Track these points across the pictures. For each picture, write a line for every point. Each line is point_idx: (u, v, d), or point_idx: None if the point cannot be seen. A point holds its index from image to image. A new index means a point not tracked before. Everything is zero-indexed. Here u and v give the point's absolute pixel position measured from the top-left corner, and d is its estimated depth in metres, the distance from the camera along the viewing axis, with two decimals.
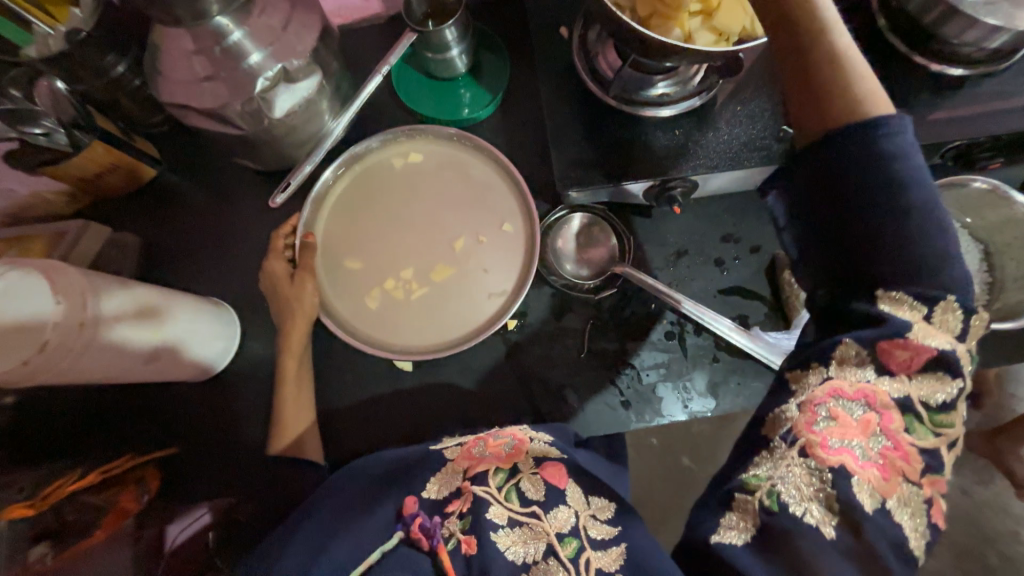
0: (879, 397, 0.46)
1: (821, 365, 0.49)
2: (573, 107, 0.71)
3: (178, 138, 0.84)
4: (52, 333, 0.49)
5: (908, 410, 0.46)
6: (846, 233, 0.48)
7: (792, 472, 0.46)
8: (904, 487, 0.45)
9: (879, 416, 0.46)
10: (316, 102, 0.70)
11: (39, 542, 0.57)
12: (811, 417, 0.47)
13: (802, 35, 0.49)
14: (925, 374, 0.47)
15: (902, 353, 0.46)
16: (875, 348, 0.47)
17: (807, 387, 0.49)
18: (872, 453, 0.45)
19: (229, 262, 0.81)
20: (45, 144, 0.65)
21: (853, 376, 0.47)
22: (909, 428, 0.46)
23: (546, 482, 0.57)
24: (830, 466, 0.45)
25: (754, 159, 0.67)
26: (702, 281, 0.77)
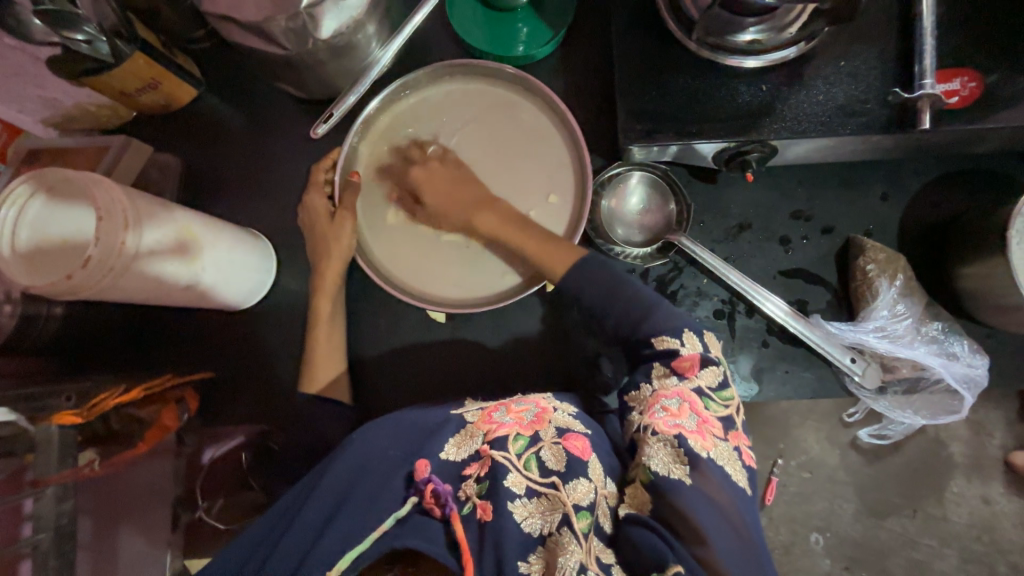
0: (683, 392, 0.53)
1: (645, 382, 0.56)
2: (646, 49, 0.63)
3: (219, 58, 0.80)
4: (94, 249, 0.48)
5: (702, 394, 0.53)
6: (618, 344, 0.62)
7: (655, 453, 0.49)
8: (717, 443, 0.50)
9: (689, 400, 0.52)
10: (364, 25, 0.63)
11: (88, 447, 0.59)
12: (648, 412, 0.53)
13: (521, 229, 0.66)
14: (707, 371, 0.55)
15: (684, 359, 0.55)
16: (670, 361, 0.56)
17: (642, 398, 0.55)
18: (690, 425, 0.50)
19: (267, 193, 0.79)
20: (87, 52, 0.62)
21: (665, 383, 0.54)
22: (708, 408, 0.52)
23: (568, 453, 0.52)
24: (672, 436, 0.49)
25: (849, 125, 0.59)
26: (763, 259, 0.70)
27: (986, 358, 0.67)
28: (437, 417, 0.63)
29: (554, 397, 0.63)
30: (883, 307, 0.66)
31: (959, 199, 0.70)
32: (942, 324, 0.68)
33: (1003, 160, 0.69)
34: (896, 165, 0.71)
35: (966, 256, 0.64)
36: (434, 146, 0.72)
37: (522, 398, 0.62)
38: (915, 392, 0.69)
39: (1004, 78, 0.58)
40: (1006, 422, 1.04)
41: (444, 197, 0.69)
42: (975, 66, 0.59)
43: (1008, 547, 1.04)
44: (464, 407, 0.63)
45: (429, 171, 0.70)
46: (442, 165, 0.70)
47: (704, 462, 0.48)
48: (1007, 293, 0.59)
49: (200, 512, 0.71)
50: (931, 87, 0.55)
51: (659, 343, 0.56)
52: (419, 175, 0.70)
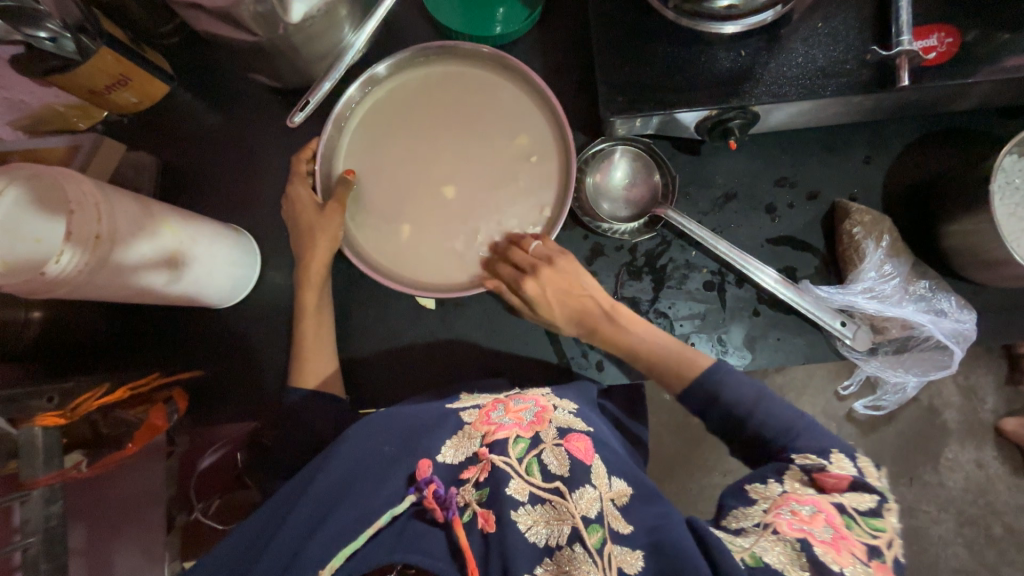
0: (824, 508, 0.48)
1: (776, 482, 0.52)
2: (623, 20, 0.62)
3: (190, 52, 0.78)
4: (69, 244, 0.47)
5: (842, 511, 0.47)
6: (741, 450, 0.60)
7: (774, 547, 0.44)
8: (861, 568, 0.42)
9: (826, 513, 0.47)
10: (335, 9, 0.62)
11: (74, 450, 0.59)
12: (773, 510, 0.49)
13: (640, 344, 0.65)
14: (851, 493, 0.49)
15: (830, 475, 0.51)
16: (810, 472, 0.52)
17: (767, 493, 0.51)
18: (826, 536, 0.45)
19: (247, 188, 0.77)
20: (52, 50, 0.61)
21: (798, 490, 0.50)
22: (848, 526, 0.46)
23: (570, 456, 0.53)
24: (795, 536, 0.45)
25: (829, 87, 0.59)
26: (750, 228, 0.70)
27: (973, 313, 0.67)
28: (434, 413, 0.61)
29: (555, 395, 0.64)
30: (871, 269, 0.67)
31: (940, 161, 0.70)
32: (929, 282, 0.68)
33: (981, 120, 0.69)
34: (878, 129, 0.71)
35: (950, 214, 0.64)
36: (535, 243, 0.66)
37: (520, 396, 0.62)
38: (905, 351, 0.70)
39: (980, 34, 0.58)
40: (997, 385, 1.05)
41: (562, 305, 0.67)
42: (952, 22, 0.59)
43: (1002, 508, 1.06)
44: (460, 402, 0.63)
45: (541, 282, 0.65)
46: (555, 273, 0.66)
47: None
48: (992, 248, 0.59)
49: (196, 513, 0.70)
50: (909, 43, 0.55)
51: (797, 458, 0.54)
52: (529, 288, 0.65)
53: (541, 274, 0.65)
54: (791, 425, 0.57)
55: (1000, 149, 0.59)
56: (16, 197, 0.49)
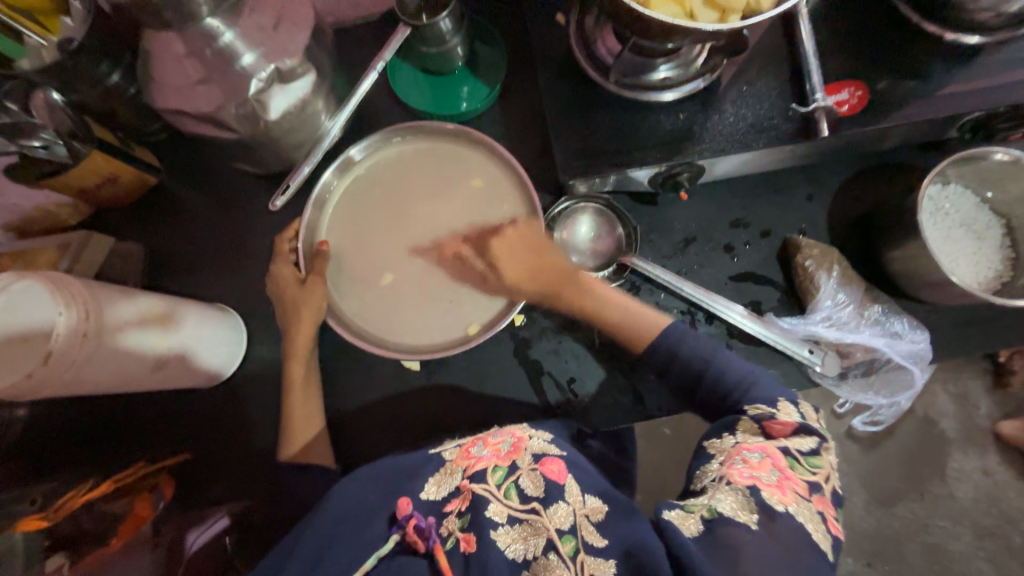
0: (773, 452, 0.53)
1: (729, 433, 0.58)
2: (574, 95, 0.69)
3: (177, 145, 0.84)
4: (56, 342, 0.48)
5: (787, 453, 0.53)
6: (707, 407, 0.65)
7: (728, 496, 0.49)
8: (802, 502, 0.49)
9: (771, 457, 0.52)
10: (311, 103, 0.69)
11: (55, 552, 0.55)
12: (728, 462, 0.54)
13: (606, 308, 0.68)
14: (794, 437, 0.55)
15: (776, 422, 0.57)
16: (759, 421, 0.58)
17: (723, 447, 0.56)
18: (772, 478, 0.50)
19: (234, 266, 0.80)
20: (45, 157, 0.65)
21: (749, 437, 0.56)
22: (792, 467, 0.52)
23: (546, 479, 0.53)
24: (746, 485, 0.49)
25: (760, 141, 0.65)
26: (713, 268, 0.75)
27: (926, 331, 0.72)
28: (416, 458, 0.59)
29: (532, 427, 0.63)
30: (826, 298, 0.71)
31: (877, 192, 0.76)
32: (882, 306, 0.72)
33: (907, 153, 0.76)
34: (817, 168, 0.77)
35: (892, 241, 0.70)
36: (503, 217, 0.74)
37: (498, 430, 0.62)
38: (873, 372, 0.73)
39: (887, 84, 0.66)
40: (987, 390, 1.07)
41: (516, 264, 0.69)
42: (860, 78, 0.67)
43: (1016, 515, 1.05)
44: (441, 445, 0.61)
45: (505, 238, 0.70)
46: (516, 234, 0.70)
47: (780, 517, 0.47)
48: (932, 270, 0.64)
49: None
50: (823, 101, 0.62)
51: (750, 409, 0.59)
52: (496, 245, 0.70)
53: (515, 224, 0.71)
54: (747, 379, 0.64)
55: (922, 183, 0.65)
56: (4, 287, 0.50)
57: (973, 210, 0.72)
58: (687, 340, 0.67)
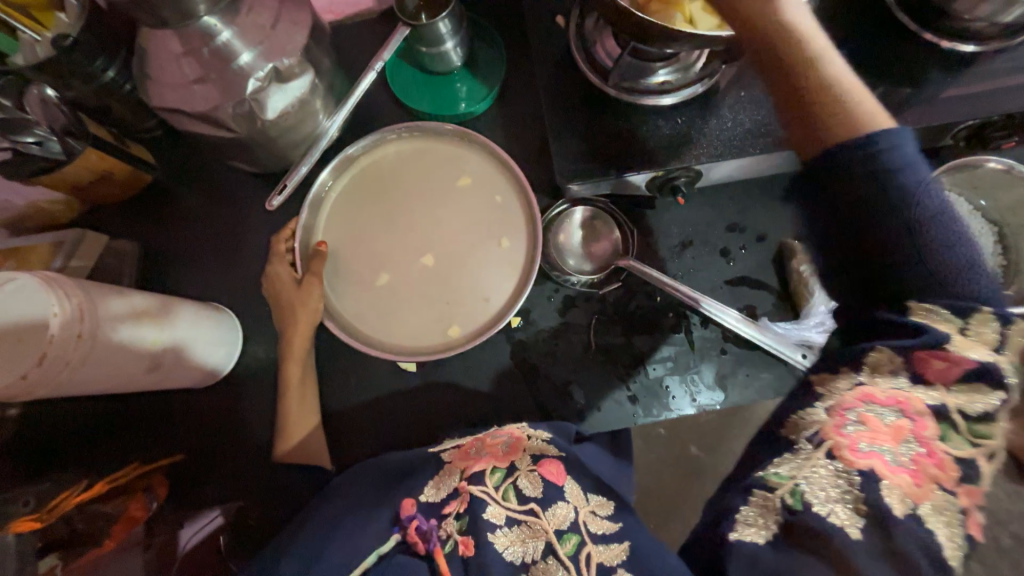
0: (912, 403, 0.42)
1: (851, 371, 0.46)
2: (572, 98, 0.69)
3: (173, 143, 0.83)
4: (52, 345, 0.48)
5: (942, 416, 0.41)
6: (865, 247, 0.44)
7: (818, 471, 0.42)
8: (939, 495, 0.38)
9: (911, 422, 0.41)
10: (309, 103, 0.68)
11: (47, 554, 0.53)
12: (835, 422, 0.44)
13: (831, 102, 0.45)
14: (962, 384, 0.41)
15: (936, 358, 0.41)
16: (906, 349, 0.42)
17: (835, 391, 0.46)
18: (903, 458, 0.40)
19: (230, 265, 0.80)
20: (39, 153, 0.65)
21: (878, 384, 0.44)
22: (941, 438, 0.40)
23: (545, 480, 0.52)
24: (858, 468, 0.40)
25: (757, 146, 0.66)
26: (708, 272, 0.75)
27: None
28: (415, 457, 0.61)
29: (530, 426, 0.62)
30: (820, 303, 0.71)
31: None
32: None
33: None
34: None
35: None
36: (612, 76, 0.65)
37: (497, 430, 0.62)
38: None
39: (883, 90, 0.67)
40: None
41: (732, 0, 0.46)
42: None
43: None
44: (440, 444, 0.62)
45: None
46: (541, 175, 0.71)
47: (896, 525, 0.37)
48: None
49: None
50: None
51: (916, 315, 0.42)
52: None
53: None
54: (930, 220, 0.42)
55: None
56: None
57: None
58: (883, 193, 0.42)
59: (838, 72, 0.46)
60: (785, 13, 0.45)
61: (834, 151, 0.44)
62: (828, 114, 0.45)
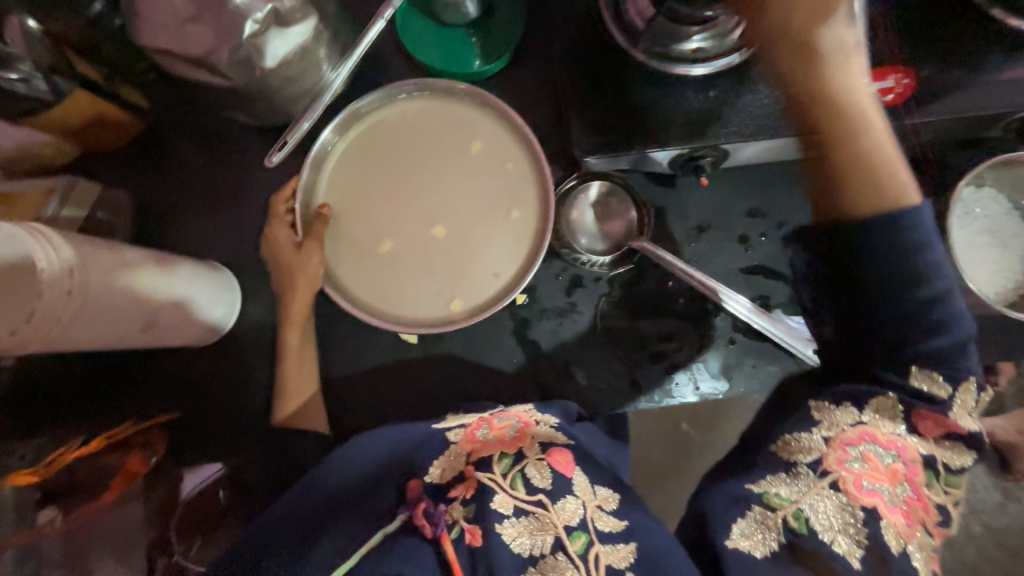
0: (907, 450, 0.59)
1: (857, 409, 0.61)
2: (597, 61, 0.64)
3: (167, 88, 0.78)
4: (41, 303, 0.46)
5: (932, 466, 0.59)
6: (856, 281, 0.63)
7: (824, 500, 0.56)
8: (921, 534, 0.55)
9: (906, 467, 0.58)
10: (311, 51, 0.63)
11: (45, 505, 0.60)
12: (836, 459, 0.58)
13: (850, 152, 0.59)
14: (948, 447, 0.60)
15: (926, 420, 0.60)
16: (908, 408, 0.60)
17: (838, 424, 0.60)
18: (898, 500, 0.56)
19: (227, 223, 0.77)
20: (24, 91, 0.62)
21: (880, 425, 0.60)
22: (930, 485, 0.58)
23: (553, 470, 0.53)
24: (863, 504, 0.55)
25: (793, 126, 0.61)
26: (724, 258, 0.72)
27: None
28: (418, 431, 0.59)
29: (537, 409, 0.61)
30: None
31: None
32: None
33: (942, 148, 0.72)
34: None
35: None
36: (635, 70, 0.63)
37: (504, 411, 0.60)
38: None
39: (933, 71, 0.61)
40: None
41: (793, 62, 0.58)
42: (907, 63, 0.61)
43: (980, 508, 1.09)
44: (445, 420, 0.60)
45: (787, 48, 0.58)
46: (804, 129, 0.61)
47: (894, 558, 0.52)
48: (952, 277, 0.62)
49: (177, 556, 0.69)
50: (867, 86, 0.58)
51: (932, 390, 0.59)
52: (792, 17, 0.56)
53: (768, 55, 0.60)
54: (938, 265, 0.59)
55: None
56: None
57: (1001, 216, 0.69)
58: (875, 255, 0.60)
59: (875, 130, 0.58)
60: (839, 86, 0.58)
61: (855, 217, 0.61)
62: (847, 178, 0.61)
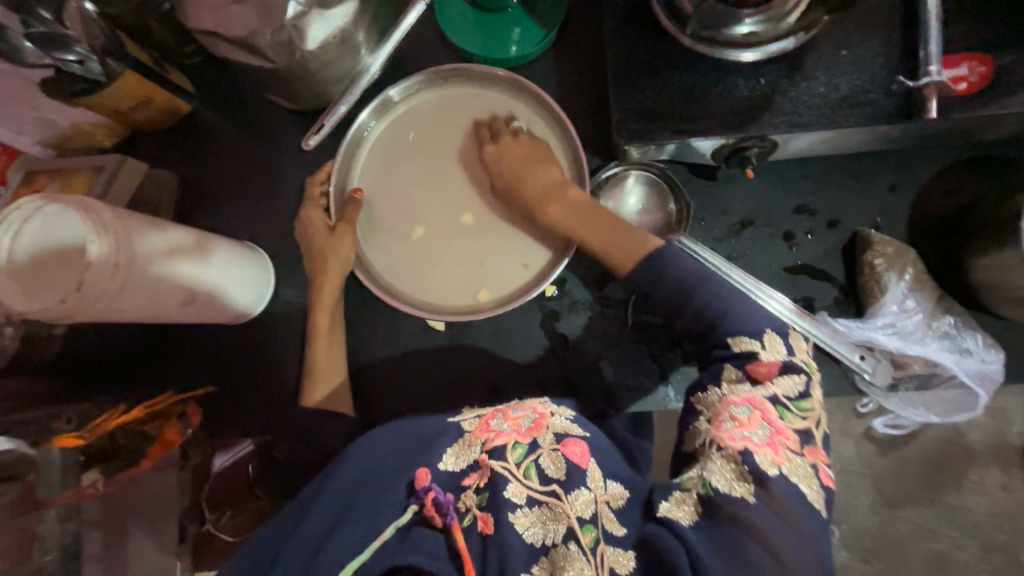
0: (760, 398, 0.48)
1: (714, 384, 0.51)
2: (639, 45, 0.61)
3: (212, 71, 0.80)
4: (88, 273, 0.47)
5: (776, 402, 0.48)
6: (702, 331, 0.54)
7: (716, 463, 0.46)
8: (794, 458, 0.46)
9: (761, 409, 0.48)
10: (352, 35, 0.63)
11: (89, 468, 0.58)
12: (715, 420, 0.49)
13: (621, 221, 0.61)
14: (781, 378, 0.50)
15: (762, 363, 0.50)
16: (743, 365, 0.50)
17: (710, 403, 0.50)
18: (765, 437, 0.46)
19: (264, 204, 0.79)
20: (80, 72, 0.63)
21: (734, 388, 0.50)
22: (783, 417, 0.48)
23: (568, 460, 0.49)
24: (739, 451, 0.45)
25: (851, 116, 0.57)
26: (767, 256, 0.69)
27: (1002, 353, 0.65)
28: (435, 425, 0.58)
29: (551, 401, 0.60)
30: (893, 302, 0.65)
31: (972, 188, 0.67)
32: (955, 318, 0.66)
33: (1016, 145, 0.67)
34: (905, 154, 0.69)
35: (980, 246, 0.62)
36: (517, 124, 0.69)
37: (518, 403, 0.58)
38: (928, 388, 0.67)
39: (1017, 58, 0.55)
40: None
41: (522, 152, 0.66)
42: (984, 49, 0.56)
43: None
44: (460, 414, 0.59)
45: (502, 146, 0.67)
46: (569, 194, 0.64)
47: (774, 482, 0.44)
48: None
49: (208, 526, 0.72)
50: (937, 74, 0.53)
51: (736, 345, 0.51)
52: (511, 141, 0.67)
53: (501, 138, 0.67)
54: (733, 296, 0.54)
55: None
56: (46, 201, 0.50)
57: None
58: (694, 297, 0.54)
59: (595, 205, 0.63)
60: (552, 169, 0.66)
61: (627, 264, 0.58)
62: (615, 237, 0.60)
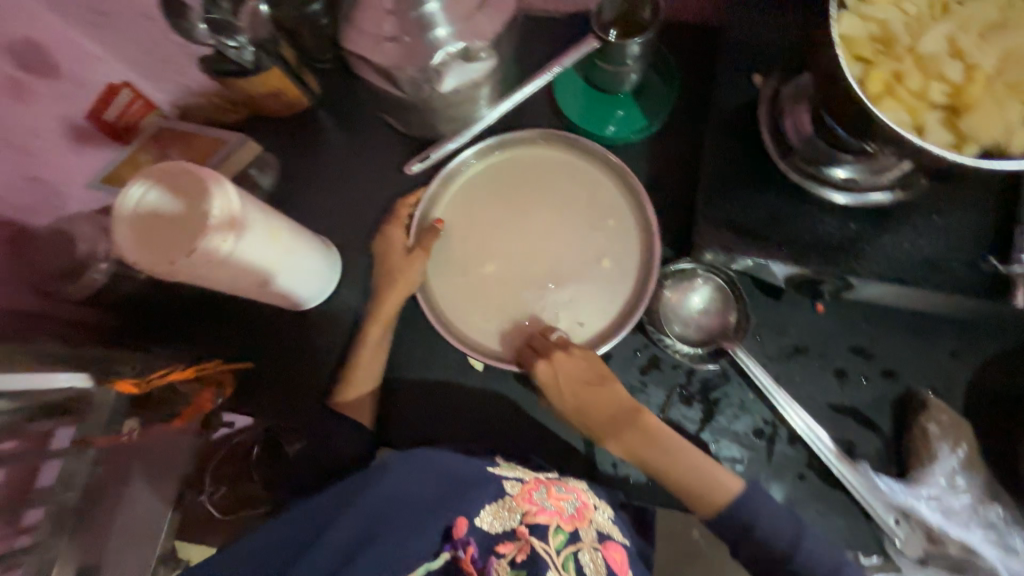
0: None
1: None
2: (738, 159, 0.65)
3: (338, 80, 0.87)
4: (200, 248, 0.52)
5: None
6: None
7: None
8: None
9: None
10: (479, 86, 0.69)
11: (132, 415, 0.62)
12: None
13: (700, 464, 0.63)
14: None
15: None
16: None
17: None
18: None
19: (349, 208, 0.84)
20: (233, 57, 0.70)
21: None
22: None
23: (607, 566, 0.51)
24: None
25: (935, 282, 0.59)
26: (815, 389, 0.68)
27: None
28: (473, 469, 0.58)
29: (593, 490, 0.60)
30: (940, 475, 0.65)
31: None
32: (1003, 512, 0.64)
33: None
34: (975, 327, 0.68)
35: None
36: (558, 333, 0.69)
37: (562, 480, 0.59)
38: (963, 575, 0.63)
39: None
40: None
41: (574, 371, 0.65)
42: None
43: None
44: (500, 469, 0.59)
45: (562, 365, 0.65)
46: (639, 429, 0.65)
47: None
48: None
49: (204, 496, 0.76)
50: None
51: None
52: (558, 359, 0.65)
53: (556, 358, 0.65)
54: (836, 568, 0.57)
55: None
56: (177, 166, 0.54)
57: None
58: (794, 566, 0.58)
59: (668, 438, 0.64)
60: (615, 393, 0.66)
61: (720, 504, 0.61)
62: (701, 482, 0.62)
